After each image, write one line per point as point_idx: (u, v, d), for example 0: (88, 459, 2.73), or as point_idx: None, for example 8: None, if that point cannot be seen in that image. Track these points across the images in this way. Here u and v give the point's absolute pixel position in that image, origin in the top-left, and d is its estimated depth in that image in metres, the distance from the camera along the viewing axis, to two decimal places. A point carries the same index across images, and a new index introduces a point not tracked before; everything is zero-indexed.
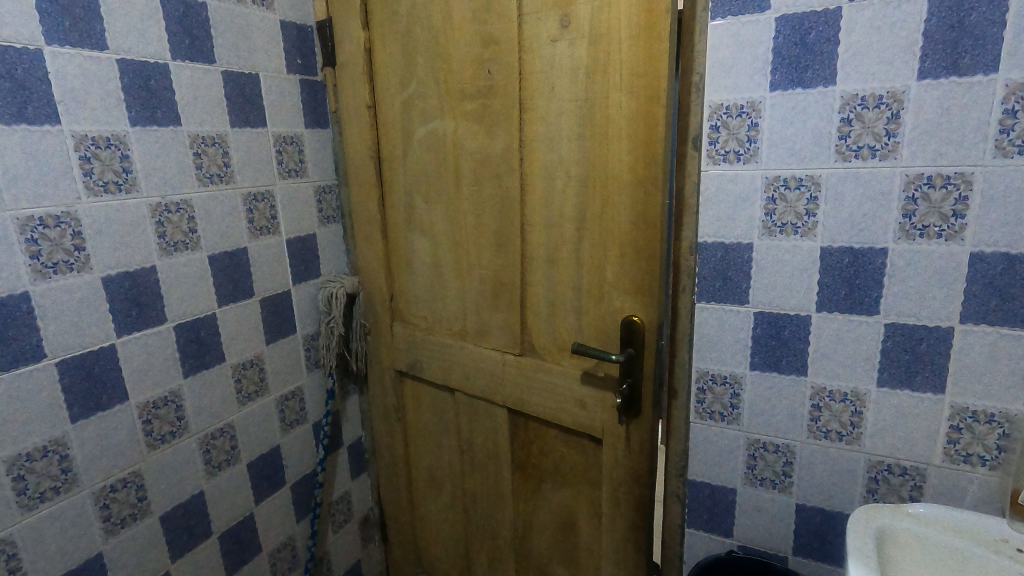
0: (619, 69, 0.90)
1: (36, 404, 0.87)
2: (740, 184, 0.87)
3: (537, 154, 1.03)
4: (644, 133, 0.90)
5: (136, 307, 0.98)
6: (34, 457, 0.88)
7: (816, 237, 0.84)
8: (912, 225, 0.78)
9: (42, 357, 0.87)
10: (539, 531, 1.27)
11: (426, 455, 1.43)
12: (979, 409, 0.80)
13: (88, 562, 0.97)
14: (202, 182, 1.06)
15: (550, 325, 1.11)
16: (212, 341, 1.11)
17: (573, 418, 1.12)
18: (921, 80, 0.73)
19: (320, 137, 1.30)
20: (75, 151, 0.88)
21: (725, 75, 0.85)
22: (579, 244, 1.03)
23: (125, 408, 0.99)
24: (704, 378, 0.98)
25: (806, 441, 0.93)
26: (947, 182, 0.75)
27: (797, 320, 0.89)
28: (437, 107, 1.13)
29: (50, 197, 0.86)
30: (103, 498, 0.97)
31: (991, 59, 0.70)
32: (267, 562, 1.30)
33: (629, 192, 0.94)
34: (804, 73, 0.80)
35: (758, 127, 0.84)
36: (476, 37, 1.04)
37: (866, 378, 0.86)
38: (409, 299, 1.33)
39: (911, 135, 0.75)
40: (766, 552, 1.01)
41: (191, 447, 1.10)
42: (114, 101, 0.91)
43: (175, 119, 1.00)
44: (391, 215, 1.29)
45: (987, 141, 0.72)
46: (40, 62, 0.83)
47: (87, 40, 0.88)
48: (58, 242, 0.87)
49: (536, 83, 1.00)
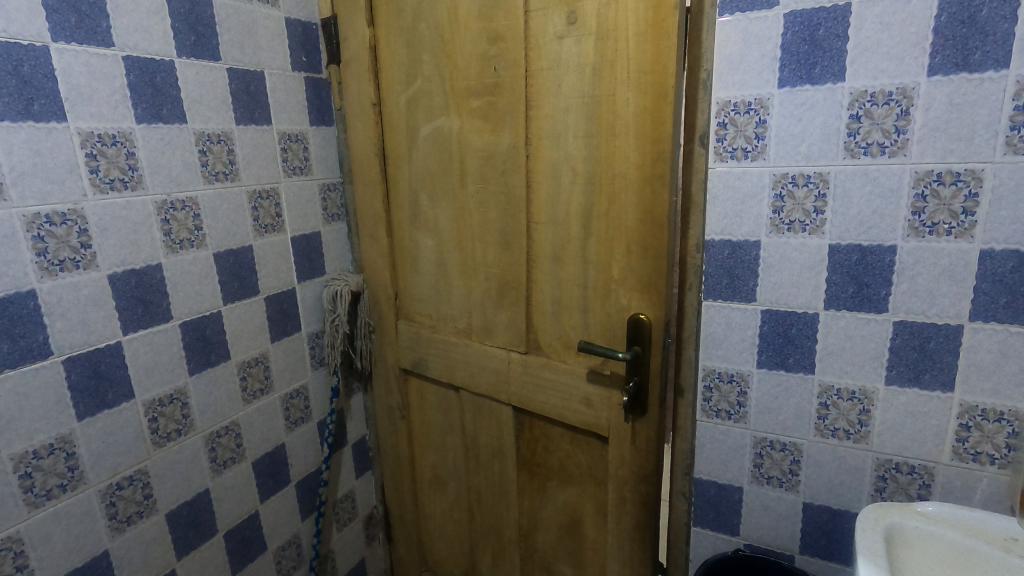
0: (627, 66, 0.90)
1: (43, 402, 0.87)
2: (748, 182, 0.87)
3: (543, 151, 1.03)
4: (651, 130, 0.90)
5: (142, 305, 0.98)
6: (41, 454, 0.88)
7: (824, 234, 0.84)
8: (922, 222, 0.77)
9: (49, 354, 0.87)
10: (544, 529, 1.27)
11: (431, 454, 1.43)
12: (988, 408, 0.80)
13: (94, 560, 0.97)
14: (207, 179, 1.06)
15: (556, 323, 1.11)
16: (218, 339, 1.11)
17: (578, 417, 1.12)
18: (932, 76, 0.73)
19: (325, 135, 1.30)
20: (81, 149, 0.87)
21: (734, 71, 0.84)
22: (585, 242, 1.03)
23: (131, 406, 0.99)
24: (711, 376, 0.98)
25: (813, 440, 0.93)
26: (957, 179, 0.74)
27: (804, 318, 0.88)
28: (443, 105, 1.13)
29: (57, 194, 0.86)
30: (109, 496, 0.97)
31: (1002, 55, 0.69)
32: (272, 560, 1.31)
33: (635, 190, 0.94)
34: (813, 70, 0.79)
35: (765, 124, 0.84)
36: (482, 34, 1.03)
37: (873, 376, 0.86)
38: (414, 297, 1.32)
39: (921, 132, 0.75)
40: (773, 551, 1.01)
41: (196, 445, 1.10)
42: (120, 98, 0.91)
43: (181, 116, 1.00)
44: (396, 213, 1.29)
45: (998, 138, 0.71)
46: (46, 59, 0.83)
47: (93, 36, 0.87)
48: (64, 239, 0.87)
49: (542, 80, 0.99)
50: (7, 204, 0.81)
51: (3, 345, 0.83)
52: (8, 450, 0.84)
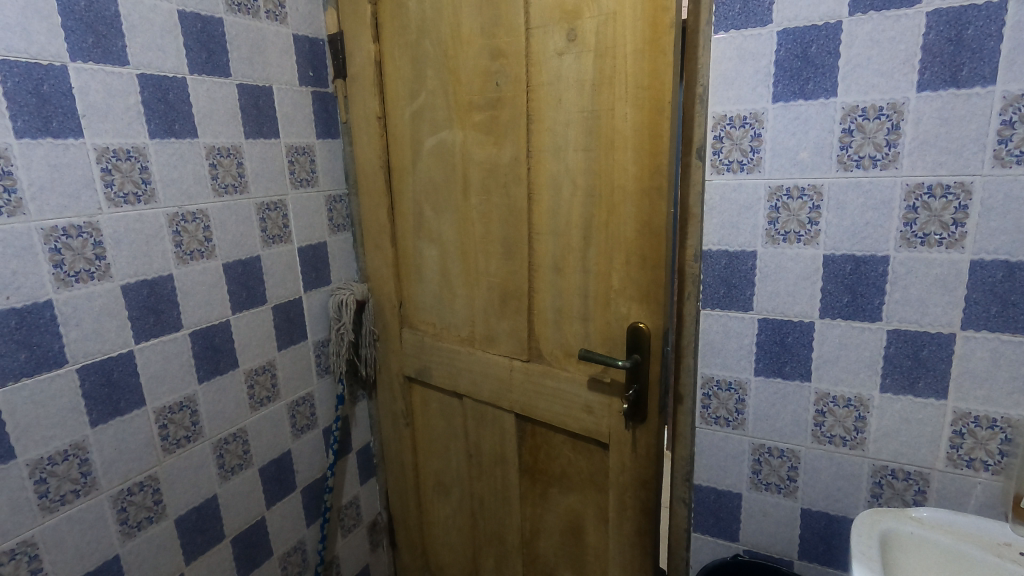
0: (625, 81, 0.93)
1: (58, 408, 0.90)
2: (744, 193, 0.89)
3: (543, 163, 1.05)
4: (649, 144, 0.93)
5: (154, 315, 1.01)
6: (55, 460, 0.90)
7: (819, 245, 0.86)
8: (913, 233, 0.79)
9: (64, 362, 0.90)
10: (545, 535, 1.28)
11: (434, 461, 1.45)
12: (982, 415, 0.81)
13: (105, 564, 0.99)
14: (217, 192, 1.09)
15: (557, 331, 1.13)
16: (226, 348, 1.14)
17: (579, 423, 1.14)
18: (921, 91, 0.75)
19: (331, 147, 1.33)
20: (97, 163, 0.90)
21: (728, 87, 0.87)
22: (586, 252, 1.05)
23: (142, 413, 1.01)
24: (710, 384, 1.00)
25: (810, 446, 0.94)
26: (946, 191, 0.76)
27: (799, 326, 0.90)
28: (446, 118, 1.16)
29: (73, 207, 0.88)
30: (121, 501, 0.99)
31: (989, 72, 0.72)
32: (278, 565, 1.32)
33: (634, 201, 0.97)
34: (805, 85, 0.82)
35: (760, 138, 0.86)
36: (485, 49, 1.06)
37: (869, 384, 0.87)
38: (418, 305, 1.35)
39: (911, 145, 0.77)
40: (772, 556, 1.02)
41: (205, 452, 1.12)
42: (134, 115, 0.95)
43: (192, 131, 1.03)
44: (400, 223, 1.32)
45: (986, 151, 0.73)
46: (64, 79, 0.86)
47: (110, 56, 0.91)
48: (80, 251, 0.90)
49: (543, 95, 1.02)
50: (25, 218, 0.83)
51: (21, 354, 0.85)
52: (24, 456, 0.87)
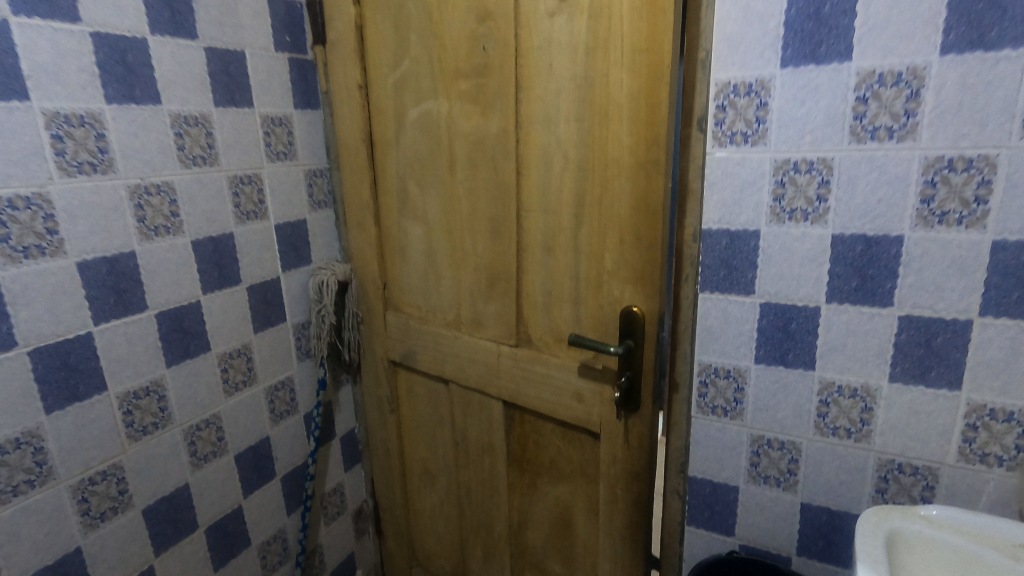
0: (621, 44, 0.85)
1: (8, 393, 0.84)
2: (748, 168, 0.82)
3: (533, 136, 0.98)
4: (646, 113, 0.85)
5: (115, 295, 0.94)
6: (7, 449, 0.85)
7: (827, 223, 0.79)
8: (931, 211, 0.73)
9: (14, 344, 0.84)
10: (534, 525, 1.24)
11: (420, 448, 1.40)
12: (998, 408, 0.76)
13: (66, 557, 0.94)
14: (185, 164, 1.01)
15: (547, 315, 1.07)
16: (198, 330, 1.08)
17: (570, 412, 1.08)
18: (944, 55, 0.68)
19: (310, 118, 1.26)
20: (46, 129, 0.83)
21: (733, 51, 0.80)
22: (577, 230, 0.98)
23: (104, 399, 0.95)
24: (707, 371, 0.94)
25: (812, 438, 0.89)
26: (969, 165, 0.70)
27: (804, 311, 0.84)
28: (431, 87, 1.08)
29: (20, 177, 0.81)
30: (81, 491, 0.94)
31: (1020, 33, 0.64)
32: (257, 555, 1.28)
33: (629, 176, 0.90)
34: (817, 49, 0.75)
35: (767, 107, 0.79)
36: (471, 11, 0.98)
37: (877, 373, 0.82)
38: (403, 287, 1.28)
39: (932, 115, 0.70)
40: (768, 552, 0.98)
41: (175, 439, 1.07)
42: (89, 77, 0.87)
43: (155, 97, 0.96)
44: (384, 200, 1.25)
45: (1014, 121, 0.67)
46: (6, 35, 0.78)
47: (58, 11, 0.83)
48: (29, 225, 0.83)
49: (533, 61, 0.95)
50: None
51: None
52: None
